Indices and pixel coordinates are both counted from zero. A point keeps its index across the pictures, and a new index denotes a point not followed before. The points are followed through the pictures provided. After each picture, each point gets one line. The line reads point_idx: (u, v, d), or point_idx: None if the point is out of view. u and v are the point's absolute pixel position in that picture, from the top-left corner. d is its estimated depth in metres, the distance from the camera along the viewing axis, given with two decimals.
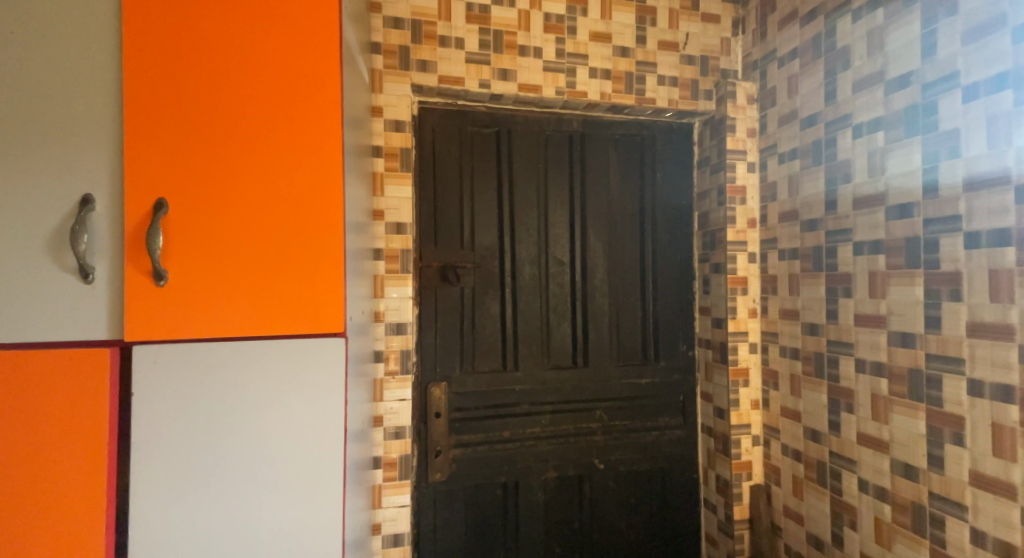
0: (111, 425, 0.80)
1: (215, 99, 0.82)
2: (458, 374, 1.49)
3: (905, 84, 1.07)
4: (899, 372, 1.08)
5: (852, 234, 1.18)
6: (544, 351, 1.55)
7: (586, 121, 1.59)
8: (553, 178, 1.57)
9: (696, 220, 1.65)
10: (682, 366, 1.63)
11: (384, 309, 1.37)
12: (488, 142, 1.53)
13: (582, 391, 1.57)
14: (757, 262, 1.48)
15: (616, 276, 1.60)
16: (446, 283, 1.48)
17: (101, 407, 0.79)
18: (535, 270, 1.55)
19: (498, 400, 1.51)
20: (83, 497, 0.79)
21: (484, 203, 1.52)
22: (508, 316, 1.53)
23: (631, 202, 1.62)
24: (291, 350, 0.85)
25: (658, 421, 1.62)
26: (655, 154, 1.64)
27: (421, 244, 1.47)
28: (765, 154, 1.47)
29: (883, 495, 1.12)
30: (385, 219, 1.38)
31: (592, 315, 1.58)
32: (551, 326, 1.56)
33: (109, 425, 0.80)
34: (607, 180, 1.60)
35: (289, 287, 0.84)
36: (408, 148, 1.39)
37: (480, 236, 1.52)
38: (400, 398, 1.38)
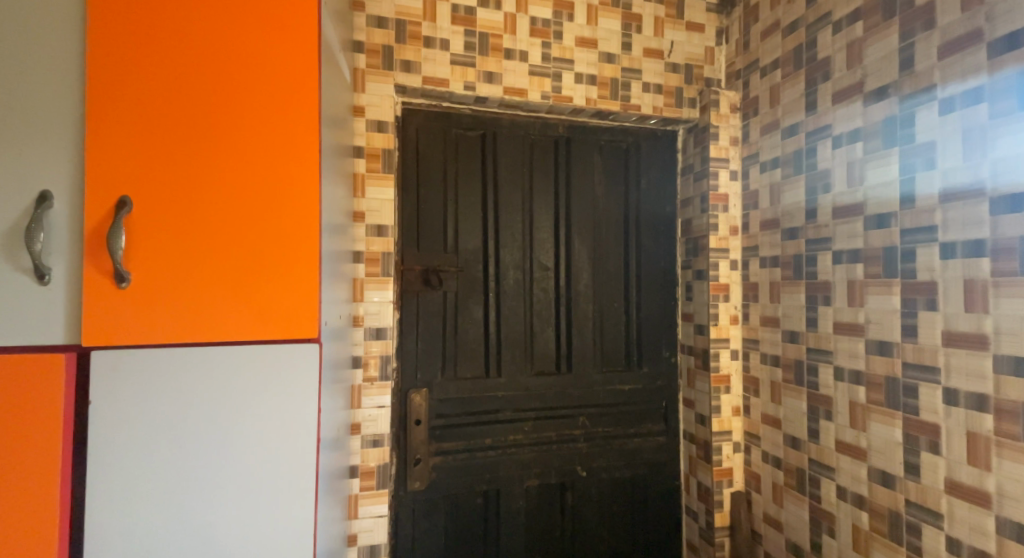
0: (66, 420, 0.78)
1: (186, 96, 0.80)
2: (439, 380, 1.48)
3: (883, 96, 1.08)
4: (877, 380, 1.09)
5: (831, 243, 1.19)
6: (528, 357, 1.55)
7: (571, 127, 1.60)
8: (538, 183, 1.57)
9: (679, 227, 1.66)
10: (664, 373, 1.64)
11: (363, 313, 1.36)
12: (473, 145, 1.52)
13: (565, 397, 1.56)
14: (739, 269, 1.49)
15: (601, 282, 1.60)
16: (427, 287, 1.47)
17: (55, 402, 0.77)
18: (519, 276, 1.55)
19: (480, 407, 1.50)
20: (33, 494, 0.76)
21: (468, 207, 1.51)
22: (491, 321, 1.53)
23: (615, 210, 1.62)
24: (263, 356, 0.83)
25: (641, 428, 1.62)
26: (639, 161, 1.64)
27: (404, 247, 1.46)
28: (747, 162, 1.48)
29: (860, 503, 1.13)
30: (366, 221, 1.36)
31: (576, 321, 1.58)
32: (535, 331, 1.55)
33: (63, 420, 0.77)
34: (592, 187, 1.61)
35: (262, 288, 0.83)
36: (391, 149, 1.38)
37: (463, 240, 1.51)
38: (379, 405, 1.37)
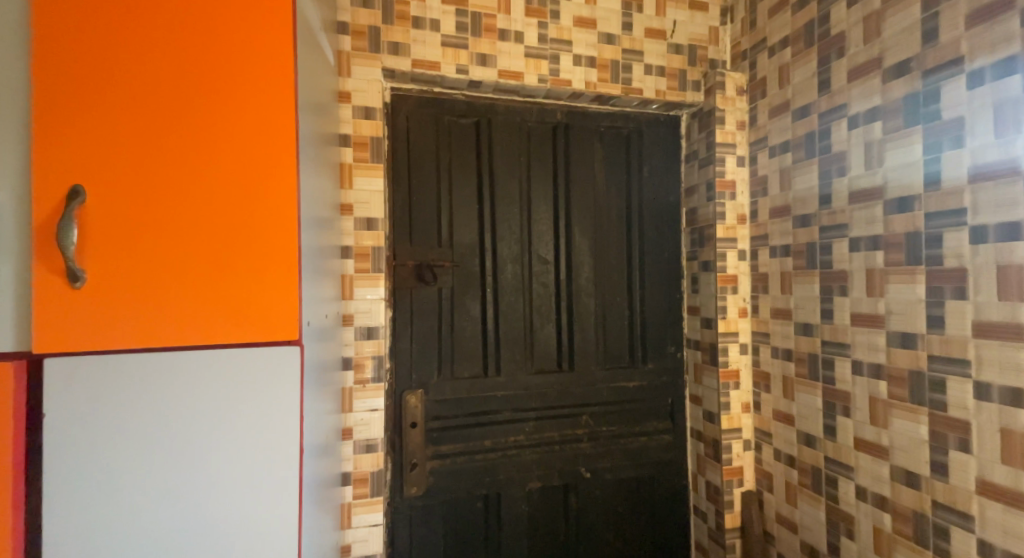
0: (15, 427, 0.70)
1: (146, 75, 0.73)
2: (435, 381, 1.42)
3: (904, 71, 1.02)
4: (899, 374, 1.03)
5: (848, 231, 1.12)
6: (528, 355, 1.49)
7: (570, 113, 1.54)
8: (536, 172, 1.51)
9: (684, 216, 1.60)
10: (670, 368, 1.57)
11: (353, 312, 1.29)
12: (467, 133, 1.47)
13: (568, 396, 1.50)
14: (748, 260, 1.43)
15: (602, 275, 1.54)
16: (422, 283, 1.41)
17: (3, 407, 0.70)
18: (517, 269, 1.49)
19: (479, 408, 1.44)
20: None
21: (463, 198, 1.45)
22: (489, 317, 1.46)
23: (617, 200, 1.57)
24: (237, 361, 0.77)
25: (646, 427, 1.55)
26: (641, 148, 1.59)
27: (396, 242, 1.40)
28: (755, 147, 1.41)
29: (882, 504, 1.07)
30: (354, 214, 1.29)
31: (577, 316, 1.52)
32: (535, 327, 1.49)
33: (12, 427, 0.70)
34: (593, 176, 1.55)
35: (237, 288, 0.76)
36: (379, 137, 1.31)
37: (458, 234, 1.45)
38: (371, 408, 1.30)
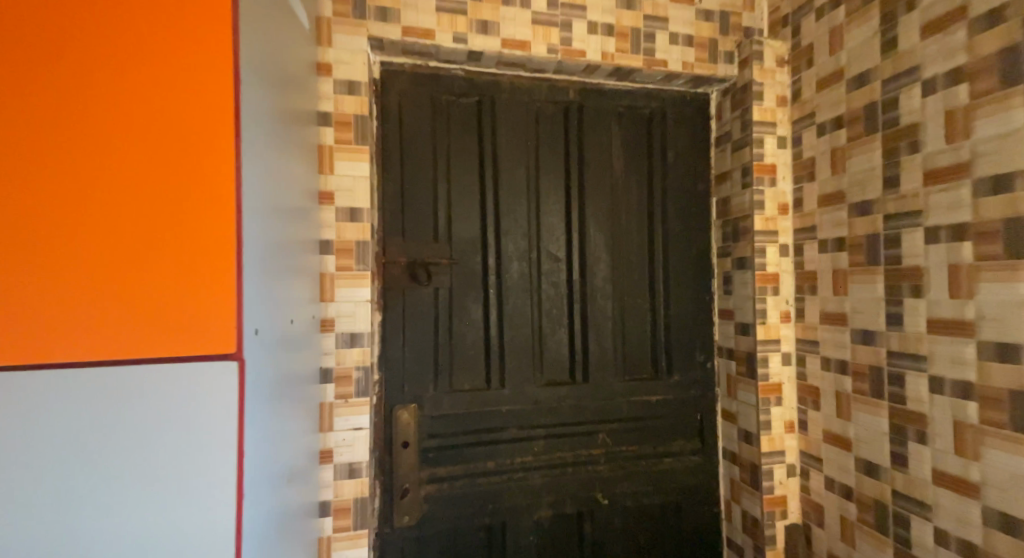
0: None
1: (50, 22, 0.59)
2: (431, 394, 1.24)
3: (998, 19, 0.82)
4: (994, 394, 0.83)
5: (923, 218, 0.93)
6: (536, 365, 1.31)
7: (584, 91, 1.36)
8: (545, 158, 1.34)
9: (714, 207, 1.41)
10: (699, 380, 1.38)
11: (334, 316, 1.13)
12: (467, 113, 1.30)
13: (582, 411, 1.32)
14: (791, 256, 1.23)
15: (621, 274, 1.36)
16: (415, 283, 1.24)
17: None
18: (524, 267, 1.31)
19: (481, 426, 1.27)
20: None
21: (462, 187, 1.28)
22: (492, 322, 1.29)
23: (637, 190, 1.39)
24: (159, 379, 0.61)
25: (671, 446, 1.36)
26: (665, 131, 1.40)
27: (386, 236, 1.23)
28: (799, 126, 1.22)
29: (970, 553, 0.87)
30: (335, 203, 1.14)
31: (592, 320, 1.34)
32: (544, 333, 1.32)
33: None
34: (610, 163, 1.37)
35: (158, 287, 0.61)
36: (364, 116, 1.15)
37: (457, 227, 1.28)
38: (354, 427, 1.13)
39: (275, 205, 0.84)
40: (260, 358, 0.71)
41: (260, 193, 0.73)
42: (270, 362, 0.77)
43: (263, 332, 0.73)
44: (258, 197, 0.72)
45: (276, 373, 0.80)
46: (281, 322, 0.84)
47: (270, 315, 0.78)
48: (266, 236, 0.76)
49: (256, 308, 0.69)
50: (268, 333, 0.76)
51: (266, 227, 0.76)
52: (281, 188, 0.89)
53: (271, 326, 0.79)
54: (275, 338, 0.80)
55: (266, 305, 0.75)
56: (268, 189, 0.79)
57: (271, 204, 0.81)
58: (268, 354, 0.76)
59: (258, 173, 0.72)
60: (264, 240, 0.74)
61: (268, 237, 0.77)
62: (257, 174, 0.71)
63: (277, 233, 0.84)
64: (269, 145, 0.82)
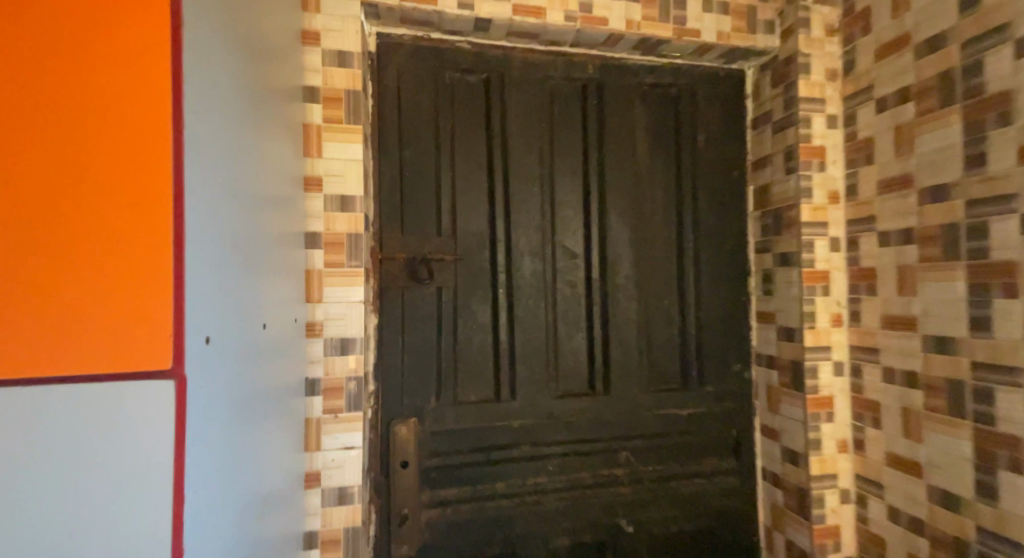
0: None
1: None
2: (433, 407, 1.10)
3: None
4: None
5: (1018, 203, 0.78)
6: (551, 373, 1.17)
7: (604, 67, 1.22)
8: (561, 142, 1.19)
9: (750, 197, 1.26)
10: (734, 391, 1.23)
11: (321, 319, 1.00)
12: (474, 92, 1.16)
13: (603, 426, 1.17)
14: (843, 251, 1.08)
15: (646, 272, 1.22)
16: (414, 281, 1.10)
17: None
18: (537, 264, 1.17)
19: (489, 443, 1.12)
20: None
21: (468, 173, 1.14)
22: (501, 326, 1.15)
23: (663, 178, 1.24)
24: (58, 408, 0.43)
25: (703, 466, 1.21)
26: (695, 112, 1.25)
27: (383, 229, 1.10)
28: (852, 102, 1.07)
29: None
30: (323, 189, 1.02)
31: (614, 324, 1.19)
32: (560, 338, 1.17)
33: None
34: (634, 147, 1.22)
35: (57, 275, 0.42)
36: (357, 91, 1.03)
37: (463, 219, 1.14)
38: (344, 447, 1.00)
39: (243, 181, 0.67)
40: (222, 374, 0.54)
41: (224, 159, 0.56)
42: (237, 378, 0.60)
43: (226, 340, 0.57)
44: (222, 165, 0.55)
45: (243, 391, 0.64)
46: (247, 327, 0.67)
47: (235, 318, 0.61)
48: (230, 217, 0.59)
49: (217, 309, 0.53)
50: (233, 342, 0.59)
51: (232, 206, 0.59)
52: (251, 161, 0.72)
53: (235, 332, 0.62)
54: (241, 347, 0.64)
55: (230, 305, 0.58)
56: (236, 158, 0.62)
57: (240, 178, 0.64)
58: (234, 368, 0.59)
59: (221, 133, 0.55)
60: (228, 222, 0.57)
61: (235, 219, 0.60)
62: (215, 130, 0.54)
63: (245, 217, 0.67)
64: (240, 103, 0.65)
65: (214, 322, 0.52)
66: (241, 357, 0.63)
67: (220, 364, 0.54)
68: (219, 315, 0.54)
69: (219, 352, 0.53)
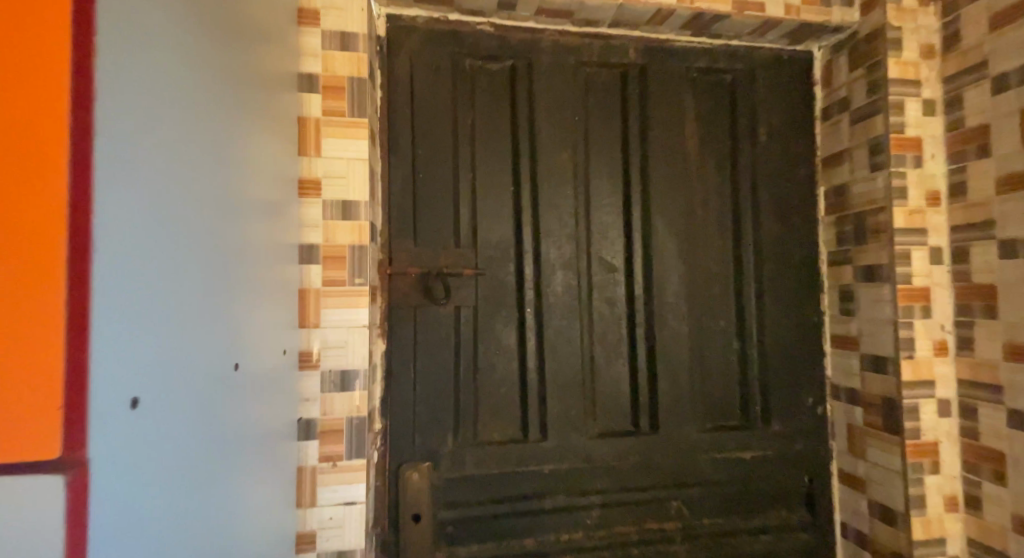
0: None
1: None
2: (450, 449, 0.94)
3: None
4: None
5: None
6: (589, 408, 0.99)
7: (648, 50, 1.05)
8: (599, 138, 1.03)
9: (822, 200, 1.07)
10: (805, 430, 1.04)
11: (319, 349, 0.86)
12: (498, 80, 1.00)
13: (649, 471, 1.00)
14: (947, 264, 0.89)
15: (699, 288, 1.04)
16: (429, 301, 0.94)
17: None
18: (571, 280, 1.00)
19: (516, 491, 0.96)
20: None
21: (491, 175, 0.98)
22: (530, 352, 0.98)
23: (718, 179, 1.06)
24: None
25: (769, 519, 1.03)
26: (755, 101, 1.08)
27: (392, 240, 0.94)
28: (957, 84, 0.89)
29: None
30: (322, 194, 0.86)
31: (662, 349, 1.01)
32: (598, 367, 1.00)
33: None
34: (684, 143, 1.05)
35: None
36: (362, 78, 0.88)
37: (485, 228, 0.98)
38: (344, 502, 0.85)
39: (205, 177, 0.50)
40: (146, 448, 0.37)
41: (157, 139, 0.39)
42: (181, 448, 0.42)
43: (161, 398, 0.39)
44: (153, 145, 0.38)
45: (195, 464, 0.46)
46: (208, 373, 0.50)
47: (181, 362, 0.43)
48: (174, 221, 0.42)
49: (133, 354, 0.35)
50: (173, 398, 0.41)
51: (176, 207, 0.42)
52: (221, 152, 0.55)
53: (194, 376, 0.46)
54: (195, 403, 0.46)
55: (168, 345, 0.40)
56: (187, 143, 0.45)
57: (198, 172, 0.47)
58: (174, 435, 0.41)
59: (154, 102, 0.38)
60: (164, 228, 0.40)
61: (180, 225, 0.43)
62: (163, 113, 0.40)
63: (208, 225, 0.50)
64: (201, 75, 0.48)
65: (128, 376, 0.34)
66: (193, 416, 0.45)
67: (141, 436, 0.36)
68: (143, 364, 0.36)
69: (139, 418, 0.36)
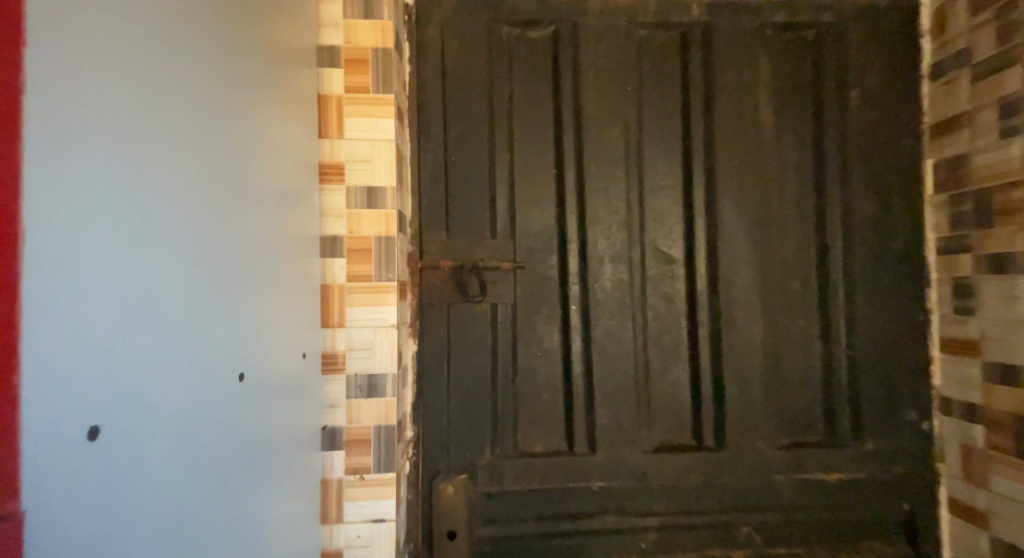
0: None
1: None
2: (487, 460, 0.85)
3: None
4: None
5: None
6: (644, 419, 0.87)
7: (715, 6, 0.91)
8: (657, 109, 0.90)
9: (928, 176, 0.90)
10: (904, 448, 0.89)
11: (344, 351, 0.78)
12: (540, 47, 0.89)
13: (715, 491, 0.87)
14: None
15: (775, 281, 0.89)
16: (463, 297, 0.85)
17: None
18: (624, 273, 0.88)
19: (561, 510, 0.86)
20: None
21: (533, 155, 0.87)
22: (577, 355, 0.87)
23: (799, 154, 0.91)
24: None
25: (859, 551, 0.88)
26: (845, 59, 0.91)
27: (422, 231, 0.85)
28: None
29: None
30: (346, 179, 0.78)
31: (731, 352, 0.88)
32: (655, 372, 0.88)
33: None
34: (757, 112, 0.90)
35: None
36: (387, 48, 0.79)
37: (525, 215, 0.87)
38: (372, 519, 0.77)
39: (206, 157, 0.43)
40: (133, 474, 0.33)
41: (116, 107, 0.32)
42: (161, 469, 0.36)
43: (120, 414, 0.33)
44: (104, 112, 0.31)
45: (185, 486, 0.40)
46: (209, 380, 0.44)
47: (164, 372, 0.37)
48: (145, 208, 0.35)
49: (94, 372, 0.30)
50: (143, 416, 0.35)
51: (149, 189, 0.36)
52: (233, 131, 0.48)
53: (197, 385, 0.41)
54: (183, 419, 0.40)
55: (139, 352, 0.34)
56: (172, 117, 0.38)
57: (195, 152, 0.41)
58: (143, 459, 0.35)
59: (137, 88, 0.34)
60: (126, 215, 0.33)
61: (168, 218, 0.38)
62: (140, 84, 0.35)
63: (210, 212, 0.44)
64: (200, 37, 0.42)
65: (60, 394, 0.28)
66: (180, 433, 0.39)
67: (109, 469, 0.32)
68: (88, 379, 0.30)
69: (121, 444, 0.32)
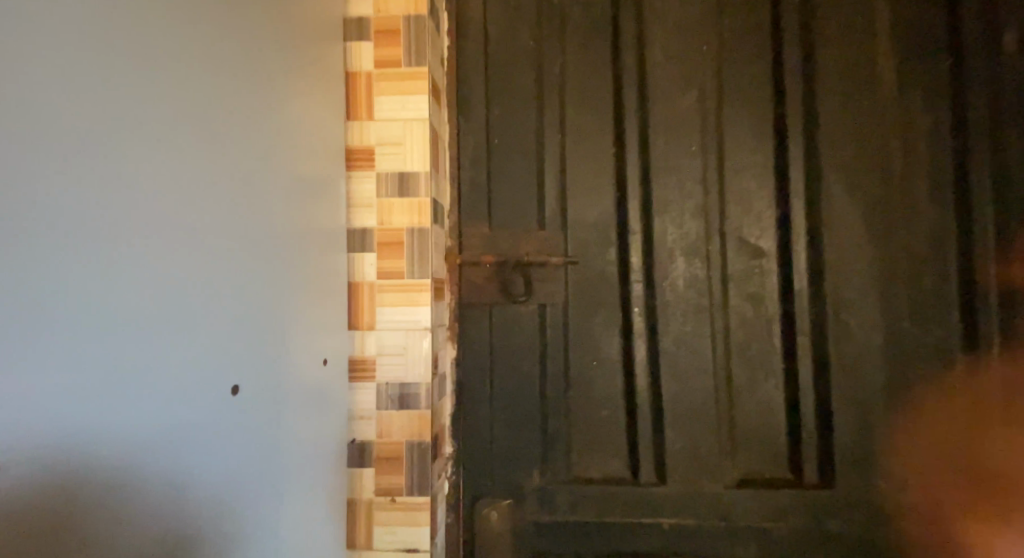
0: None
1: None
2: (536, 486, 0.74)
3: None
4: None
5: None
6: (727, 445, 0.73)
7: None
8: (741, 73, 0.75)
9: None
10: None
11: (374, 356, 0.69)
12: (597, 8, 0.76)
13: (817, 537, 0.71)
14: None
15: (900, 281, 0.72)
16: (508, 298, 0.75)
17: None
18: (700, 271, 0.74)
19: (624, 549, 0.73)
20: None
21: (589, 134, 0.76)
22: (642, 366, 0.74)
23: (928, 119, 0.72)
24: None
25: None
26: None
27: (462, 223, 0.76)
28: None
29: None
30: (375, 165, 0.70)
31: (841, 368, 0.72)
32: (739, 389, 0.73)
33: None
34: (872, 70, 0.73)
35: None
36: (421, 17, 0.70)
37: (579, 203, 0.75)
38: (404, 547, 0.68)
39: (209, 135, 0.37)
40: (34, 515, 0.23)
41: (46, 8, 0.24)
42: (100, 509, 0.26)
43: (95, 433, 0.26)
44: (71, 66, 0.25)
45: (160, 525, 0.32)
46: (215, 393, 0.38)
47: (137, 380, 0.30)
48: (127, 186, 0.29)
49: None
50: (126, 435, 0.29)
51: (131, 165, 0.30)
52: (240, 102, 0.42)
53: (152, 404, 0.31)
54: (179, 440, 0.33)
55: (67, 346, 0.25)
56: (165, 82, 0.32)
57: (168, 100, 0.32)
58: (126, 488, 0.29)
59: None
60: (99, 194, 0.27)
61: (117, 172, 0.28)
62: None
63: (217, 197, 0.38)
64: None
65: (13, 405, 0.22)
66: (173, 457, 0.33)
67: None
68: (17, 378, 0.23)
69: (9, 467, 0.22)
